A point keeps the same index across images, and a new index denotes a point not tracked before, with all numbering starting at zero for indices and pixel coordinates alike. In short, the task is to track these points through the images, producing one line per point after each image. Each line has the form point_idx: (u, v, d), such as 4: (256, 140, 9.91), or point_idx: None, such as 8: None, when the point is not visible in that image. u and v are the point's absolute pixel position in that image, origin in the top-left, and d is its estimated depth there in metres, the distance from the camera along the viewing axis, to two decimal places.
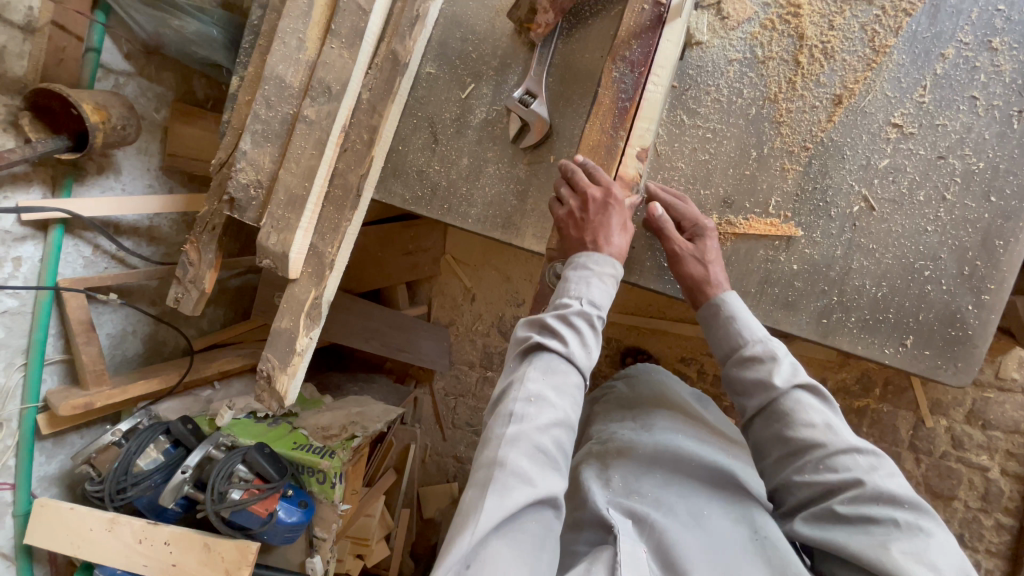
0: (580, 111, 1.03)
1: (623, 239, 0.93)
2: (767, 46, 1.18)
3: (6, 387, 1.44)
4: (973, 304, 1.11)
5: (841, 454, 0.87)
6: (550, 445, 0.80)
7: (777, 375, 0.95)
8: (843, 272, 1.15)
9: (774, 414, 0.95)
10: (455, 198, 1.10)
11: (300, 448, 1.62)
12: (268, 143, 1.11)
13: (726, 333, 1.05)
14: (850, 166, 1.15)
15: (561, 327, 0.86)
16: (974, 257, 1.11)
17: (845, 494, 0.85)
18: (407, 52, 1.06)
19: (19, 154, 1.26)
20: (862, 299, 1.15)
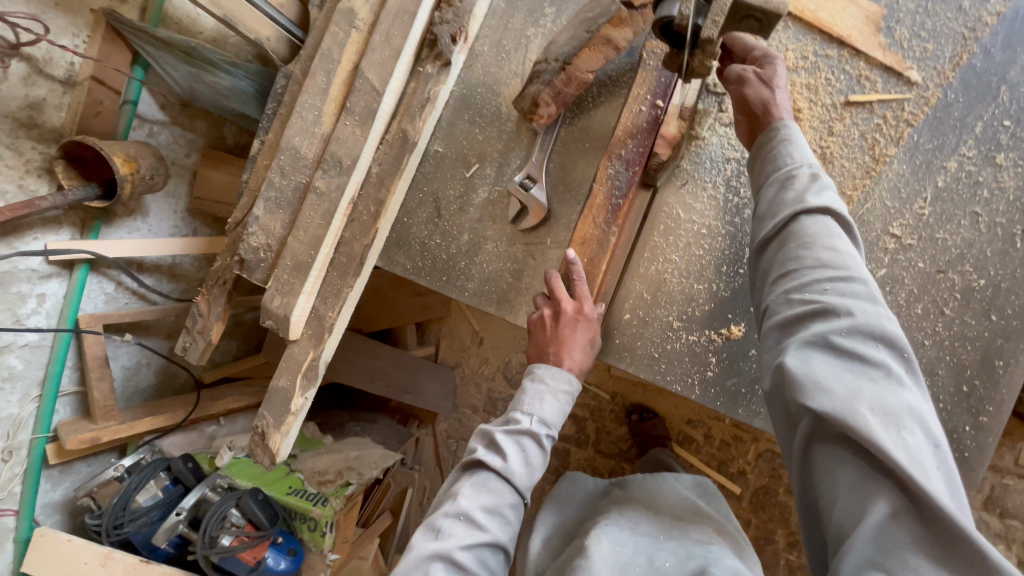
0: (580, 196, 1.04)
1: (585, 354, 0.97)
2: None
3: (19, 416, 1.50)
4: (971, 425, 1.06)
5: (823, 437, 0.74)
6: (473, 562, 0.84)
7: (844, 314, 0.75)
8: None
9: (791, 235, 0.83)
10: (454, 271, 1.13)
11: (295, 493, 1.64)
12: (280, 210, 1.16)
13: (772, 155, 0.90)
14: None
15: (508, 443, 0.91)
16: (973, 375, 1.07)
17: (843, 325, 0.74)
18: (416, 132, 1.11)
19: (50, 202, 1.34)
20: None
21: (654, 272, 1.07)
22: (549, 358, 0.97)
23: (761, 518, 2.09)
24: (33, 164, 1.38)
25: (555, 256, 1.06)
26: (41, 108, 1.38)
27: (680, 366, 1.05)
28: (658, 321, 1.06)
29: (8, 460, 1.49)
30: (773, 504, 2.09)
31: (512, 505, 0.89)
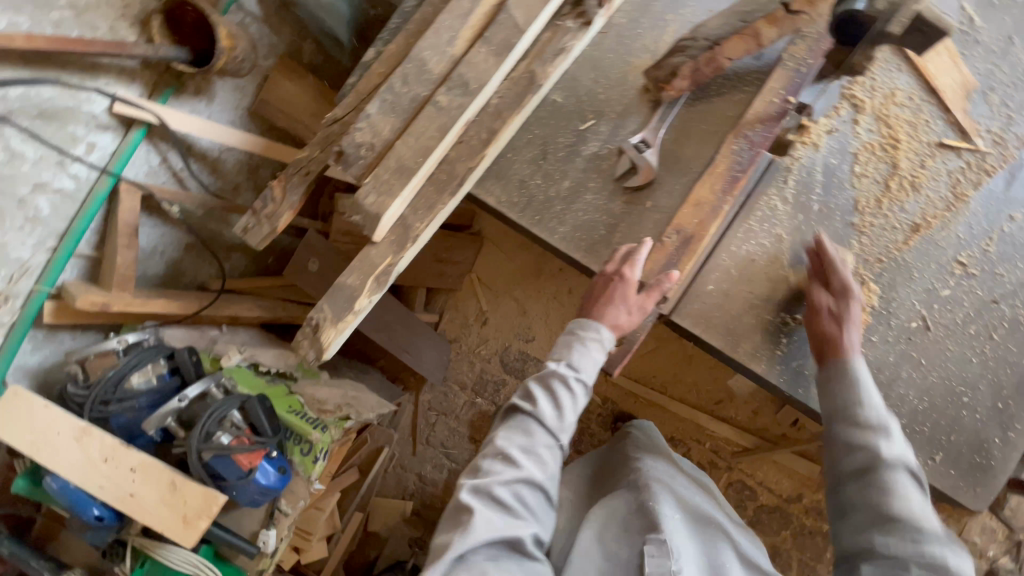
0: (686, 170, 1.12)
1: (631, 318, 0.99)
2: (864, 164, 1.18)
3: (27, 264, 1.39)
4: (1000, 437, 1.13)
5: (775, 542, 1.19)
6: (513, 498, 0.93)
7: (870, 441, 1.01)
8: (891, 377, 1.14)
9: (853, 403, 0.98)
10: (547, 213, 1.17)
11: (294, 412, 1.58)
12: (393, 113, 1.17)
13: (846, 390, 1.00)
14: (915, 285, 1.16)
15: (541, 393, 0.99)
16: (1009, 395, 1.14)
17: (896, 500, 0.89)
18: (544, 76, 1.17)
19: (141, 50, 1.30)
20: (903, 407, 1.14)
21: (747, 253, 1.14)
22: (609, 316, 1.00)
23: None
24: (131, 11, 1.34)
25: (652, 220, 1.12)
26: None
27: (751, 339, 1.13)
28: (739, 297, 1.13)
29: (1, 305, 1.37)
30: None
31: (554, 451, 0.98)
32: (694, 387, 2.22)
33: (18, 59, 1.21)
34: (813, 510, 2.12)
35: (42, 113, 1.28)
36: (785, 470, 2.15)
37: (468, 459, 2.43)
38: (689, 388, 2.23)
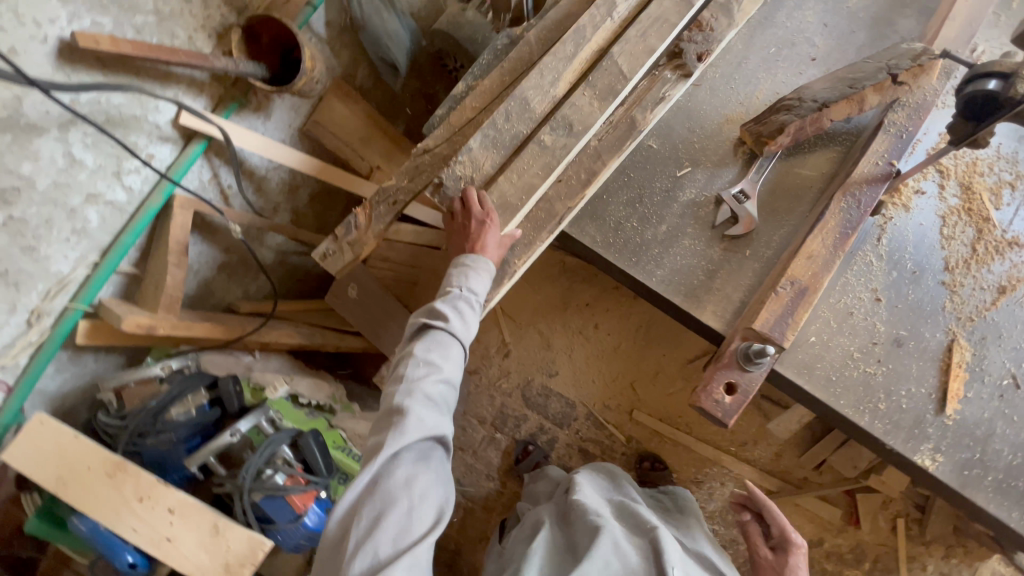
0: (784, 223, 1.15)
1: (495, 251, 1.12)
2: (952, 226, 1.11)
3: (67, 278, 1.27)
4: None
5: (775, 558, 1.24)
6: (437, 394, 1.03)
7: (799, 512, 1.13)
8: (986, 433, 1.03)
9: None
10: (644, 256, 1.18)
11: (340, 449, 1.49)
12: (495, 149, 1.16)
13: None
14: (1010, 344, 1.06)
15: (447, 309, 1.08)
16: None
17: None
18: (644, 122, 1.20)
19: (221, 64, 1.25)
20: (1000, 462, 1.03)
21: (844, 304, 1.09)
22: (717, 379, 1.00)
23: None
24: (211, 23, 1.29)
25: (750, 268, 1.14)
26: None
27: (856, 394, 1.06)
28: (840, 348, 1.07)
29: (33, 323, 1.24)
30: None
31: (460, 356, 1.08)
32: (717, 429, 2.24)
33: (94, 61, 1.12)
34: (834, 554, 2.14)
35: (109, 120, 1.19)
36: (807, 514, 2.17)
37: (486, 497, 2.35)
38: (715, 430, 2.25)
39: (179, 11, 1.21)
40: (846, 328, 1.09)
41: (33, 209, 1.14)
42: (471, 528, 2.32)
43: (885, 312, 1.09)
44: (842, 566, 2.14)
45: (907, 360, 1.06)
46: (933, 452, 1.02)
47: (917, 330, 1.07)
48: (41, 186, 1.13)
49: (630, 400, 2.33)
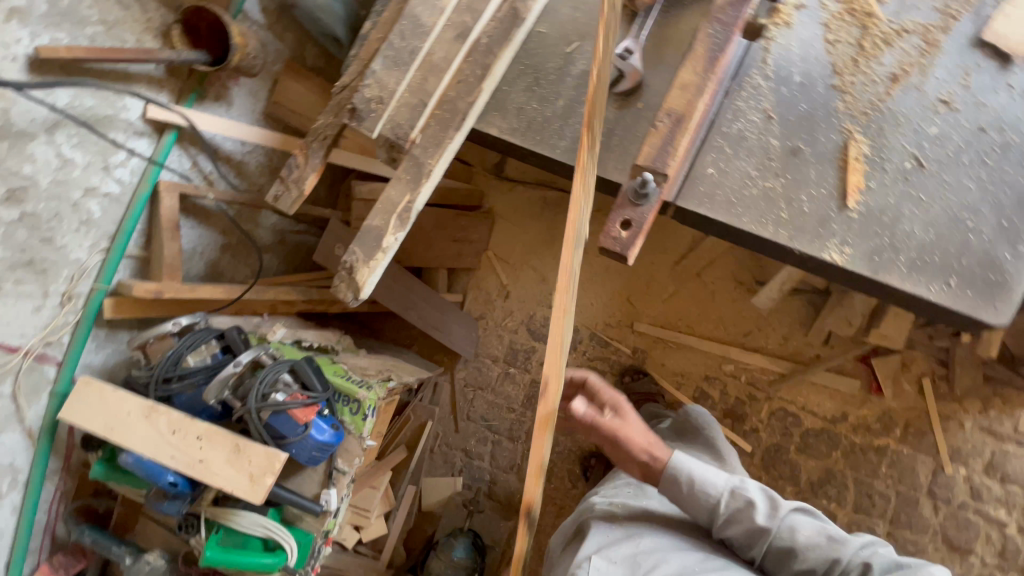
0: (670, 69, 1.20)
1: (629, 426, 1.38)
2: (836, 31, 1.12)
3: (86, 264, 1.52)
4: (1011, 254, 1.00)
5: (849, 562, 1.12)
6: None
7: (760, 516, 1.18)
8: (895, 218, 1.03)
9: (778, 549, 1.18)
10: (547, 132, 1.26)
11: (341, 376, 1.68)
12: (397, 67, 1.29)
13: (698, 497, 1.24)
14: (905, 130, 1.06)
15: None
16: (1012, 213, 1.01)
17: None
18: (527, 10, 1.27)
19: (164, 55, 1.44)
20: (912, 242, 1.02)
21: (734, 129, 1.13)
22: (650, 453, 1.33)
23: (771, 475, 2.16)
24: (153, 25, 1.49)
25: (645, 119, 1.20)
26: None
27: (758, 209, 1.09)
28: (737, 171, 1.11)
29: (66, 304, 1.50)
30: (784, 462, 2.15)
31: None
32: (719, 323, 2.25)
33: (60, 70, 1.35)
34: (860, 426, 2.09)
35: (86, 121, 1.42)
36: (826, 391, 2.13)
37: (510, 429, 2.45)
38: (715, 325, 2.25)
39: (123, 18, 1.43)
40: (742, 150, 1.12)
41: (42, 204, 1.39)
42: (500, 459, 2.43)
43: (777, 128, 1.11)
44: (871, 437, 2.08)
45: (805, 167, 1.08)
46: (840, 246, 1.04)
47: (813, 138, 1.09)
48: (44, 183, 1.39)
49: (629, 314, 2.35)
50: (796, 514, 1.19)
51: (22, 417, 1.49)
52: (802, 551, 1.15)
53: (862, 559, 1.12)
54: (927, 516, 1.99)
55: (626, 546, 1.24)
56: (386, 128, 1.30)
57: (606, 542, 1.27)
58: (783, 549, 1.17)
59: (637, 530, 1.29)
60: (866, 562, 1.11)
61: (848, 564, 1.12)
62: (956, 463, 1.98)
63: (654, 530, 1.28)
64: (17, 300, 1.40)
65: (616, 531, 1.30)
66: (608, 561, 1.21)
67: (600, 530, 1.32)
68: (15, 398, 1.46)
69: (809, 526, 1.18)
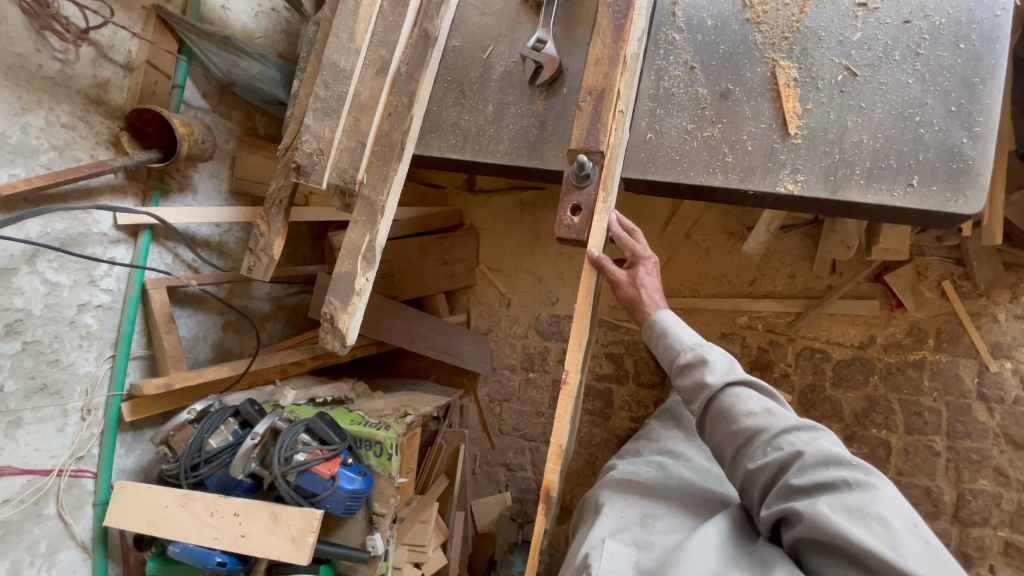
0: (584, 51, 1.21)
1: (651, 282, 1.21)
2: None
3: (96, 375, 1.58)
4: (967, 138, 0.96)
5: (785, 435, 0.93)
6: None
7: (711, 375, 1.05)
8: (840, 132, 1.01)
9: (717, 415, 1.03)
10: (483, 139, 1.27)
11: (358, 423, 1.70)
12: (329, 117, 1.31)
13: (664, 348, 1.14)
14: (829, 43, 1.05)
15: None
16: (958, 96, 0.98)
17: (795, 467, 0.89)
18: (437, 29, 1.30)
19: (118, 163, 1.50)
20: (863, 152, 1.00)
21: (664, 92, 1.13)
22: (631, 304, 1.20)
23: (814, 416, 2.09)
24: (102, 137, 1.55)
25: (572, 102, 1.21)
26: (107, 89, 1.56)
27: (702, 160, 1.08)
28: (674, 129, 1.11)
29: (87, 418, 1.56)
30: (823, 400, 2.09)
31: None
32: (722, 278, 2.21)
33: (26, 202, 1.41)
34: (891, 345, 2.01)
35: (63, 243, 1.49)
36: (847, 319, 2.07)
37: (543, 433, 2.44)
38: (718, 282, 2.21)
39: (71, 138, 1.48)
40: (673, 107, 1.12)
41: (40, 331, 1.45)
42: (541, 464, 2.43)
43: (703, 77, 1.11)
44: (905, 354, 2.00)
45: (738, 107, 1.07)
46: (793, 175, 1.02)
47: (739, 76, 1.08)
48: (37, 311, 1.44)
49: None
50: (743, 383, 1.02)
51: (73, 532, 1.55)
52: (740, 420, 0.99)
53: (802, 443, 0.91)
54: (984, 420, 1.91)
55: (642, 526, 1.07)
56: (333, 176, 1.32)
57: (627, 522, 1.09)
58: (719, 411, 1.02)
59: (655, 507, 1.12)
60: (805, 448, 0.90)
61: (779, 441, 0.93)
62: (1000, 359, 1.90)
63: (671, 509, 1.11)
64: (39, 426, 1.46)
65: (628, 509, 1.13)
66: (622, 544, 1.04)
67: (619, 504, 1.15)
68: (62, 517, 1.52)
69: (757, 400, 1.00)
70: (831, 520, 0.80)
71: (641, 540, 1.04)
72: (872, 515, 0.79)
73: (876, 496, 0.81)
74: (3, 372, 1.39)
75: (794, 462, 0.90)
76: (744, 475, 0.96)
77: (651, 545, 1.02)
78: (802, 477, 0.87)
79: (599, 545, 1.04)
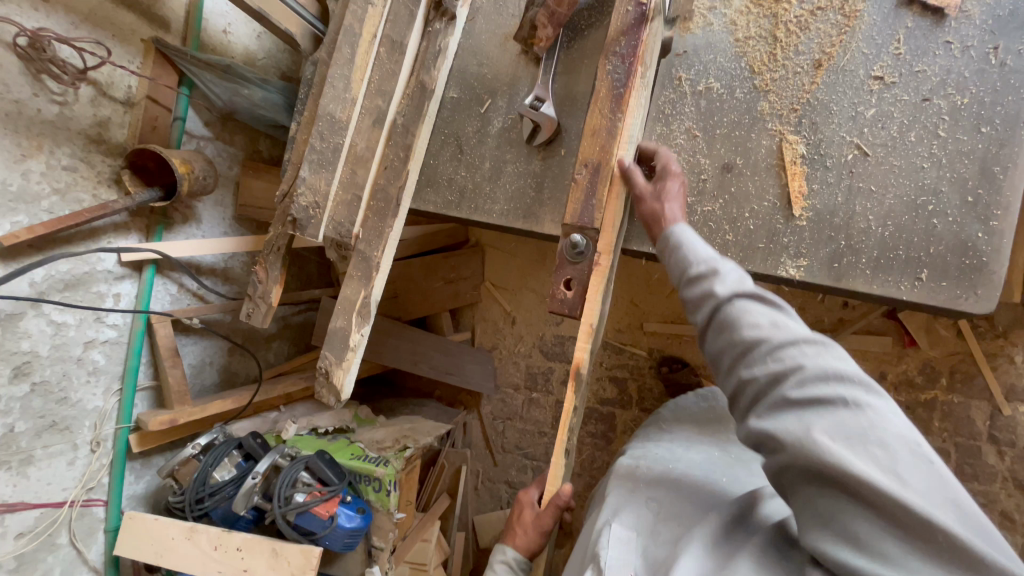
0: (583, 111, 1.19)
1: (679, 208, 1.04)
2: (745, 28, 1.20)
3: (104, 409, 1.63)
4: (982, 232, 1.05)
5: (789, 344, 0.75)
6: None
7: (719, 286, 0.87)
8: (847, 217, 1.12)
9: (719, 322, 0.85)
10: (480, 197, 1.28)
11: (358, 457, 1.72)
12: (324, 169, 1.29)
13: (675, 257, 0.96)
14: (839, 120, 1.13)
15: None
16: (976, 186, 1.06)
17: (792, 379, 0.73)
18: (433, 81, 1.26)
19: (120, 204, 1.50)
20: (871, 240, 1.10)
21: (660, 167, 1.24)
22: (652, 221, 1.03)
23: None
24: (104, 176, 1.56)
25: (570, 164, 1.20)
26: (108, 127, 1.56)
27: (702, 237, 1.20)
28: None
29: (96, 450, 1.61)
30: None
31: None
32: None
33: (31, 249, 1.43)
34: (902, 384, 1.97)
35: (67, 284, 1.51)
36: (857, 354, 2.02)
37: (545, 452, 2.45)
38: None
39: (73, 180, 1.49)
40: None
41: (48, 370, 1.49)
42: None
43: (704, 145, 1.21)
44: (916, 394, 1.95)
45: (742, 180, 1.18)
46: (795, 261, 1.13)
47: (746, 150, 1.18)
48: (45, 351, 1.48)
49: (636, 317, 2.30)
50: (748, 288, 0.84)
51: (86, 558, 1.61)
52: (742, 328, 0.81)
53: (807, 357, 0.73)
54: (994, 463, 1.86)
55: (647, 507, 1.04)
56: (329, 229, 1.31)
57: (633, 500, 1.07)
58: (721, 319, 0.84)
59: (663, 486, 1.08)
60: (806, 362, 0.73)
61: (780, 352, 0.75)
62: (1015, 402, 1.84)
63: (681, 485, 1.07)
64: (51, 461, 1.51)
65: (634, 490, 1.09)
66: (629, 528, 1.00)
67: (622, 484, 1.13)
68: (75, 544, 1.58)
69: (763, 306, 0.82)
70: (825, 448, 0.66)
71: (650, 524, 1.00)
72: (873, 441, 0.65)
73: (879, 420, 0.66)
74: (13, 413, 1.43)
75: (795, 374, 0.73)
76: (737, 384, 0.80)
77: (659, 529, 0.98)
78: (799, 390, 0.72)
79: (606, 531, 1.01)
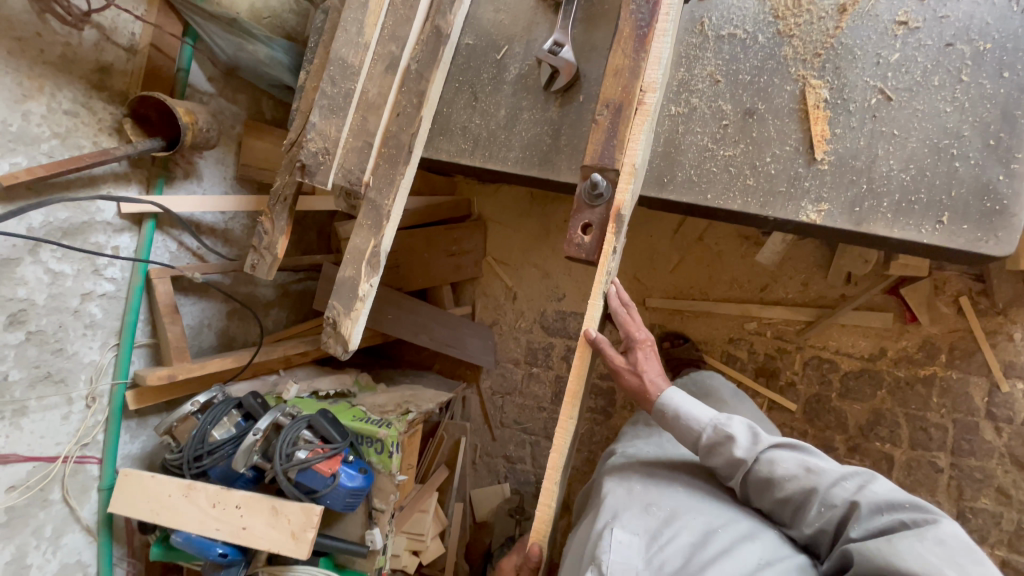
0: (603, 57, 1.18)
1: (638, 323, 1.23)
2: None
3: (100, 363, 1.59)
4: (1004, 174, 1.06)
5: (834, 489, 0.94)
6: None
7: (738, 449, 1.04)
8: (870, 159, 1.12)
9: (759, 483, 1.03)
10: (495, 146, 1.26)
11: (360, 419, 1.70)
12: (335, 115, 1.27)
13: (681, 426, 1.12)
14: (863, 64, 1.13)
15: None
16: (998, 129, 1.06)
17: (851, 522, 0.90)
18: (449, 26, 1.24)
19: (121, 151, 1.46)
20: (892, 184, 1.10)
21: (681, 114, 1.23)
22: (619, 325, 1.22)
23: (818, 427, 2.07)
24: (105, 123, 1.52)
25: (589, 112, 1.19)
26: (109, 73, 1.52)
27: (722, 183, 1.19)
28: (693, 146, 1.21)
29: (92, 406, 1.57)
30: (828, 411, 2.06)
31: None
32: (733, 283, 2.16)
33: (29, 191, 1.39)
34: (901, 359, 1.97)
35: (65, 233, 1.47)
36: (858, 330, 2.03)
37: (544, 427, 2.44)
38: (729, 286, 2.17)
39: (74, 125, 1.45)
40: (694, 123, 1.22)
41: (44, 320, 1.46)
42: (541, 458, 2.44)
43: (727, 91, 1.20)
44: (915, 369, 1.96)
45: (765, 126, 1.17)
46: (816, 206, 1.13)
47: (767, 95, 1.18)
48: (41, 300, 1.44)
49: (639, 291, 2.29)
50: (776, 446, 1.02)
51: (79, 516, 1.58)
52: (783, 487, 0.99)
53: (853, 494, 0.92)
54: (990, 439, 1.88)
55: (648, 512, 1.05)
56: (339, 177, 1.29)
57: (632, 506, 1.07)
58: (761, 482, 1.02)
59: (658, 493, 1.09)
60: (857, 498, 0.90)
61: (832, 499, 0.93)
62: (1013, 378, 1.86)
63: (675, 491, 1.09)
64: (45, 414, 1.48)
65: (630, 496, 1.10)
66: (630, 533, 1.01)
67: (618, 490, 1.13)
68: (67, 502, 1.54)
69: (793, 458, 1.00)
70: (885, 552, 0.80)
71: (652, 529, 1.01)
72: (929, 536, 0.80)
73: (935, 525, 0.81)
74: (8, 361, 1.40)
75: (850, 517, 0.91)
76: (808, 540, 0.97)
77: (660, 535, 0.99)
78: (859, 529, 0.88)
79: (607, 535, 1.01)
